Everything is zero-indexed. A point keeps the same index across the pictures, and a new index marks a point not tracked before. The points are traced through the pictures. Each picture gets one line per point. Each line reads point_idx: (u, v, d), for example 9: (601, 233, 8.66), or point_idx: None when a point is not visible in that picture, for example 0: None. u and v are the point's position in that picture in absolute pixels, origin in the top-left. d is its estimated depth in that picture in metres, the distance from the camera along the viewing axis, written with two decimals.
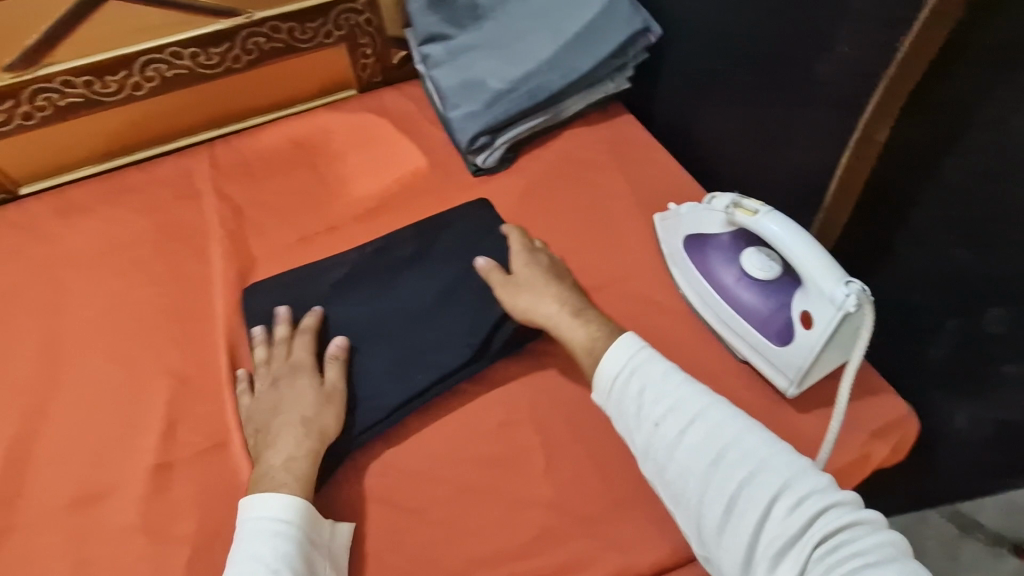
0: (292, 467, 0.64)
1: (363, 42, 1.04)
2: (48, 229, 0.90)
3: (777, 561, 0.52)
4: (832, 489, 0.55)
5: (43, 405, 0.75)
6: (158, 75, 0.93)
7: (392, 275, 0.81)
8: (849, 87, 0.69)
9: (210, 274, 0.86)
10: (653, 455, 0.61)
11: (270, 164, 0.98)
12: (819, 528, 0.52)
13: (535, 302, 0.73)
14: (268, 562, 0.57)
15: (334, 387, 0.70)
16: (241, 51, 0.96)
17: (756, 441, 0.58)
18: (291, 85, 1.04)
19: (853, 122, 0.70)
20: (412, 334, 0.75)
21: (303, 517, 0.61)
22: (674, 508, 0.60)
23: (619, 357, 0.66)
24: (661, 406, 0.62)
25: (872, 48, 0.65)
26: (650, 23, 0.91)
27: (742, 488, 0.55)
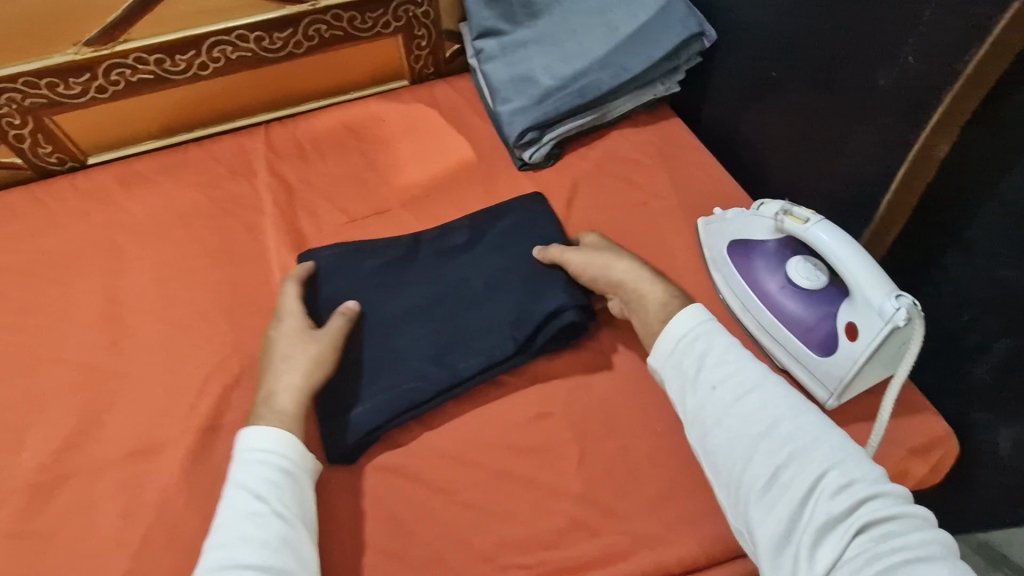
0: (276, 407, 0.67)
1: (419, 33, 1.06)
2: (113, 198, 0.94)
3: (816, 533, 0.53)
4: (881, 479, 0.55)
5: (100, 363, 0.79)
6: (224, 57, 0.96)
7: (436, 263, 0.83)
8: (909, 100, 0.68)
9: (262, 250, 0.89)
10: (703, 418, 0.62)
11: (323, 148, 1.01)
12: (864, 510, 0.53)
13: (618, 259, 0.76)
14: (258, 489, 0.60)
15: (326, 338, 0.72)
16: (302, 36, 0.99)
17: (811, 420, 0.59)
18: (347, 72, 1.07)
19: (912, 135, 0.69)
20: (455, 321, 0.77)
21: (289, 447, 0.64)
22: (715, 474, 0.61)
23: (686, 323, 0.68)
24: (720, 373, 0.63)
25: (937, 63, 0.64)
26: (706, 27, 0.91)
27: (791, 460, 0.56)
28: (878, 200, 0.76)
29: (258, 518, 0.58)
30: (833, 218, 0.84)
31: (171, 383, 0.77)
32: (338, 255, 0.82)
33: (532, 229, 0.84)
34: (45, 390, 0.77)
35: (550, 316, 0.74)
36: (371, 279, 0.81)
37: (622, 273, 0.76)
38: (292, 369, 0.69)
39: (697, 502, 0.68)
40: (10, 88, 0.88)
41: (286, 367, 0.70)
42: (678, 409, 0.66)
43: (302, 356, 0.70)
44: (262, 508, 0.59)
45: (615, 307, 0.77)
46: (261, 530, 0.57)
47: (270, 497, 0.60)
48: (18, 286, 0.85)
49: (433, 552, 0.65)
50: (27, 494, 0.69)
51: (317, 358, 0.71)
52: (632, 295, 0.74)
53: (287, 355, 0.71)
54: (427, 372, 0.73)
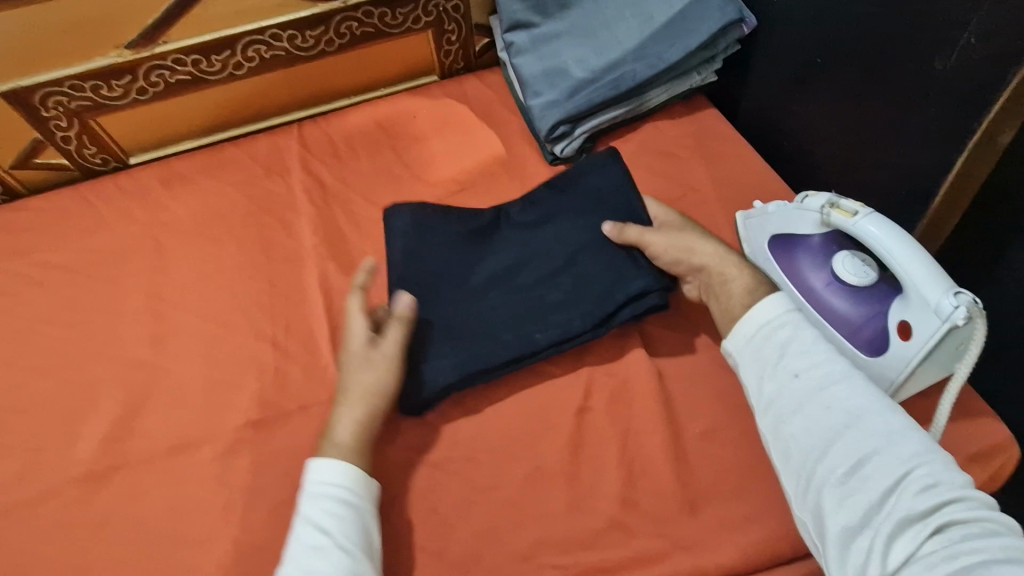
0: (334, 441, 0.66)
1: (449, 28, 1.06)
2: (154, 197, 0.97)
3: (893, 529, 0.51)
4: (969, 485, 0.53)
5: (144, 358, 0.81)
6: (258, 56, 0.98)
7: (518, 229, 0.82)
8: (970, 86, 0.64)
9: (297, 247, 0.90)
10: (779, 405, 0.61)
11: (356, 146, 1.01)
12: (947, 512, 0.51)
13: (704, 242, 0.73)
14: (319, 522, 0.61)
15: (390, 351, 0.70)
16: (334, 34, 0.99)
17: (896, 416, 0.57)
18: (378, 70, 1.07)
19: (973, 122, 0.65)
20: (531, 289, 0.77)
21: (349, 479, 0.63)
22: (785, 462, 0.59)
23: (769, 309, 0.66)
24: (803, 362, 0.62)
25: (997, 48, 0.61)
26: (745, 13, 0.88)
27: (873, 454, 0.55)
28: (932, 192, 0.72)
29: (323, 551, 0.58)
30: (882, 211, 0.80)
31: (212, 378, 0.79)
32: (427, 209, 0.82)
33: (564, 212, 0.82)
34: (93, 384, 0.79)
35: (637, 295, 0.73)
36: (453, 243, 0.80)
37: (706, 257, 0.73)
38: (357, 396, 0.68)
39: (738, 506, 0.66)
40: (57, 91, 0.91)
41: (349, 390, 0.68)
42: (750, 396, 0.65)
43: (363, 378, 0.69)
44: (325, 540, 0.59)
45: (691, 289, 0.76)
46: (326, 563, 0.57)
47: (333, 529, 0.60)
48: (66, 284, 0.88)
49: (469, 550, 0.65)
50: (78, 483, 0.72)
51: (377, 381, 0.69)
52: (715, 277, 0.72)
53: (358, 379, 0.69)
54: (503, 336, 0.73)
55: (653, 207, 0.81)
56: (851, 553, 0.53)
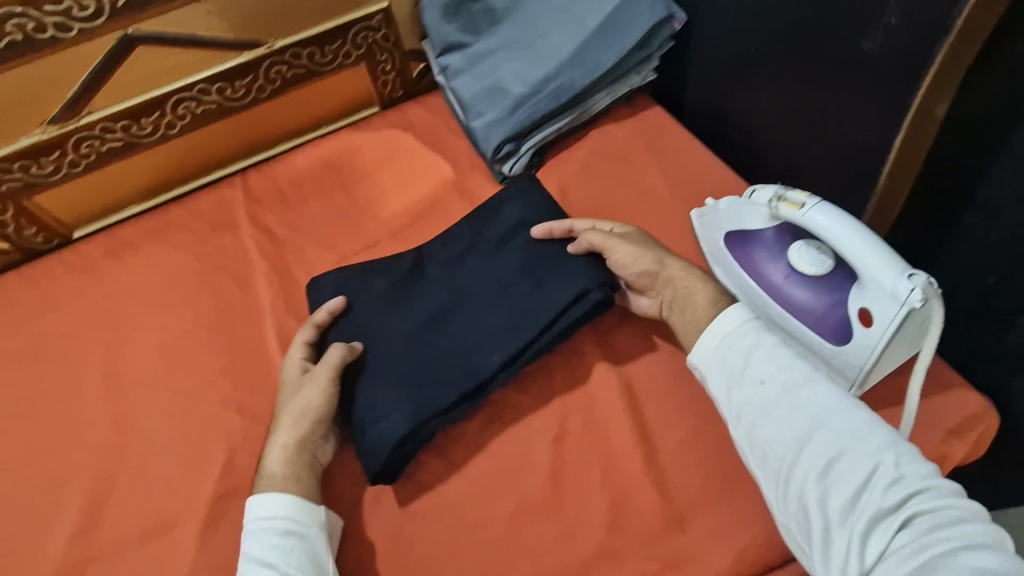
0: (266, 470, 0.67)
1: (382, 58, 1.03)
2: (103, 270, 0.94)
3: (868, 524, 0.54)
4: (934, 474, 0.56)
5: (107, 442, 0.79)
6: (189, 112, 0.94)
7: (442, 274, 0.81)
8: (898, 63, 0.64)
9: (253, 303, 0.88)
10: (750, 411, 0.63)
11: (303, 190, 0.99)
12: (915, 502, 0.54)
13: (671, 256, 0.75)
14: (262, 556, 0.61)
15: (322, 380, 0.71)
16: (264, 80, 0.96)
17: (861, 413, 0.59)
18: (316, 109, 1.04)
19: (908, 96, 0.64)
20: (466, 325, 0.75)
21: (289, 510, 0.63)
22: (762, 468, 0.61)
23: (731, 321, 0.68)
24: (768, 368, 0.64)
25: (920, 22, 0.60)
26: (674, 9, 0.87)
27: (844, 453, 0.57)
28: (880, 171, 0.70)
29: None
30: (831, 193, 0.79)
31: (179, 453, 0.77)
32: (344, 277, 0.81)
33: (515, 239, 0.81)
34: (58, 475, 0.77)
35: (576, 299, 0.73)
36: (377, 300, 0.79)
37: (674, 271, 0.74)
38: (293, 416, 0.70)
39: (726, 515, 0.65)
40: None
41: (284, 420, 0.70)
42: (722, 407, 0.66)
43: (301, 399, 0.71)
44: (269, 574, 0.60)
45: (651, 305, 0.75)
46: None
47: (278, 562, 0.61)
48: (20, 373, 0.85)
49: None
50: None
51: (312, 400, 0.70)
52: (679, 288, 0.73)
53: (297, 402, 0.71)
54: (443, 379, 0.71)
55: (607, 223, 0.80)
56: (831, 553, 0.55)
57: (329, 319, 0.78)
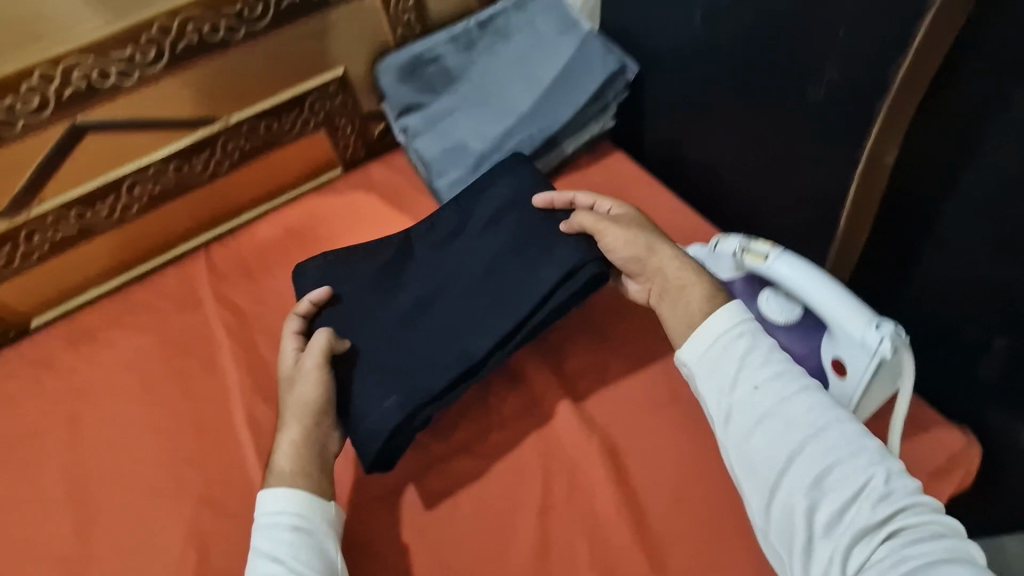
0: (274, 466, 0.68)
1: (342, 124, 1.02)
2: (61, 361, 0.90)
3: (855, 540, 0.53)
4: (915, 490, 0.56)
5: (69, 550, 0.75)
6: (145, 194, 0.92)
7: (429, 258, 0.83)
8: (847, 111, 0.64)
9: (221, 385, 0.85)
10: (743, 417, 0.61)
11: (268, 261, 0.98)
12: (901, 519, 0.53)
13: (664, 243, 0.72)
14: (272, 553, 0.62)
15: (313, 371, 0.72)
16: (221, 155, 0.94)
17: (854, 424, 0.58)
18: (278, 176, 1.02)
19: (856, 150, 0.65)
20: (455, 308, 0.76)
21: (298, 506, 0.65)
22: (749, 476, 0.60)
23: (725, 319, 0.66)
24: (762, 373, 0.62)
25: (863, 72, 0.61)
26: (626, 61, 0.90)
27: (835, 465, 0.56)
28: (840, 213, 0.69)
29: None
30: (792, 234, 0.79)
31: (147, 556, 0.73)
32: (326, 265, 0.83)
33: (505, 218, 0.81)
34: None
35: (567, 276, 0.73)
36: (364, 290, 0.80)
37: (664, 258, 0.72)
38: (293, 412, 0.71)
39: None
40: None
41: (286, 417, 0.71)
42: (710, 408, 0.64)
43: (297, 394, 0.72)
44: (279, 569, 0.61)
45: (644, 290, 0.75)
46: None
47: (287, 557, 0.62)
48: None
49: None
50: None
51: (308, 393, 0.71)
52: (670, 276, 0.71)
53: (296, 396, 0.71)
54: (436, 364, 0.73)
55: (605, 202, 0.79)
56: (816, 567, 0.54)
57: (311, 308, 0.79)
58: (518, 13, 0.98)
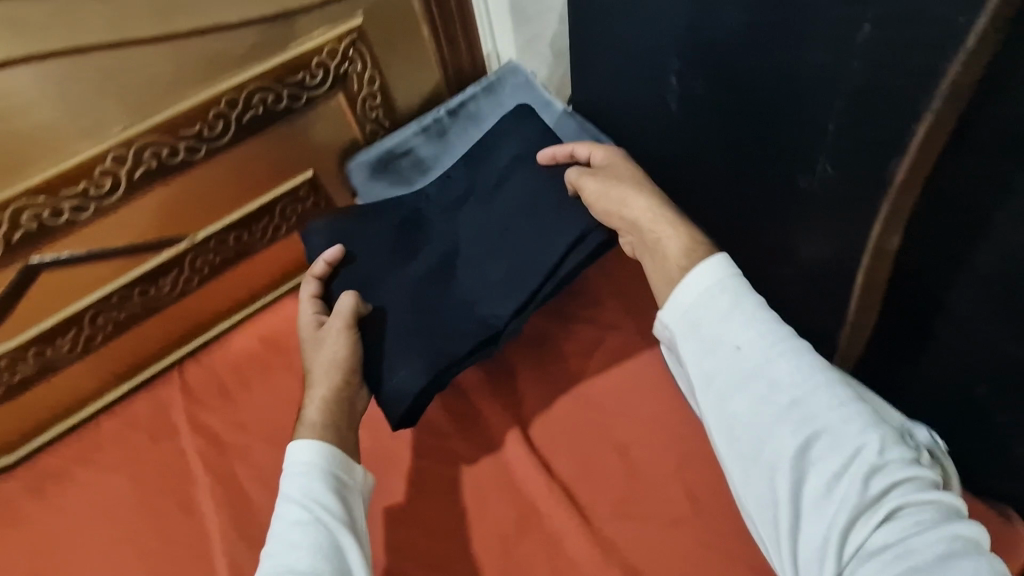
0: (306, 419, 0.74)
1: (315, 223, 0.98)
2: (27, 513, 0.84)
3: (849, 518, 0.53)
4: (907, 456, 0.56)
5: None
6: (111, 321, 0.87)
7: (440, 219, 0.87)
8: (845, 198, 0.59)
9: (203, 527, 0.79)
10: (729, 386, 0.61)
11: (245, 376, 0.92)
12: (891, 492, 0.53)
13: (635, 195, 0.74)
14: (301, 500, 0.67)
15: (342, 333, 0.77)
16: (191, 272, 0.89)
17: (843, 391, 0.58)
18: (252, 283, 0.98)
19: (858, 241, 0.61)
20: (471, 273, 0.81)
21: (327, 461, 0.70)
22: (737, 445, 0.60)
23: (707, 279, 0.65)
24: (747, 337, 0.61)
25: (857, 165, 0.57)
26: (601, 136, 0.86)
27: (823, 436, 0.56)
28: (847, 304, 0.66)
29: (306, 525, 0.65)
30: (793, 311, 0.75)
31: None
32: (333, 229, 0.86)
33: (514, 174, 0.83)
34: None
35: (578, 240, 0.77)
36: (376, 249, 0.85)
37: (638, 212, 0.74)
38: (322, 370, 0.76)
39: None
40: None
41: (315, 379, 0.77)
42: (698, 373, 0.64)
43: (324, 355, 0.77)
44: (308, 515, 0.66)
45: (628, 245, 0.78)
46: (310, 534, 0.64)
47: (315, 505, 0.67)
48: None
49: None
50: None
51: (337, 353, 0.77)
52: (645, 231, 0.73)
53: (324, 357, 0.77)
54: (457, 331, 0.79)
55: (594, 148, 0.80)
56: (807, 543, 0.55)
57: (327, 270, 0.84)
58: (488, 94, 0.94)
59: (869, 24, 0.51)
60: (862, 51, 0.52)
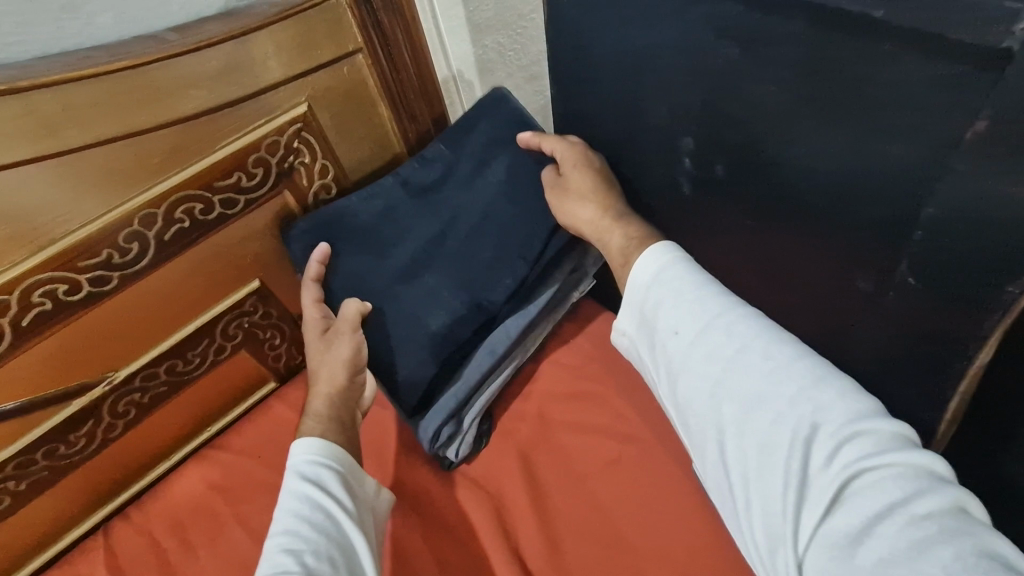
0: (310, 411, 0.69)
1: (267, 336, 0.82)
2: None
3: (796, 493, 0.43)
4: (872, 414, 0.45)
5: None
6: (9, 493, 0.68)
7: (420, 206, 0.75)
8: (928, 308, 0.48)
9: None
10: (669, 372, 0.55)
11: (187, 536, 0.75)
12: (847, 457, 0.43)
13: (581, 210, 0.66)
14: (307, 494, 0.59)
15: (351, 336, 0.69)
16: (112, 417, 0.72)
17: (782, 352, 0.49)
18: (194, 416, 0.81)
19: (956, 362, 0.48)
20: (465, 250, 0.73)
21: (338, 462, 0.63)
22: (691, 436, 0.53)
23: (645, 266, 0.58)
24: (676, 315, 0.55)
25: (948, 265, 0.45)
26: None
27: (764, 409, 0.47)
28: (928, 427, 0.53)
29: (311, 521, 0.57)
30: None
31: None
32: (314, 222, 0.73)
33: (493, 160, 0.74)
34: None
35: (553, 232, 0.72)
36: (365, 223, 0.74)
37: (590, 222, 0.66)
38: (324, 370, 0.70)
39: None
40: None
41: (319, 377, 0.70)
42: (650, 369, 0.58)
43: (328, 359, 0.70)
44: (313, 512, 0.58)
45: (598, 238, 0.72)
46: (314, 530, 0.56)
47: (322, 502, 0.59)
48: None
49: None
50: None
51: (344, 354, 0.69)
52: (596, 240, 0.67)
53: (324, 361, 0.70)
54: (450, 314, 0.71)
55: (549, 141, 0.70)
56: (763, 532, 0.45)
57: (324, 271, 0.72)
58: (457, 149, 0.77)
59: (986, 120, 0.39)
60: (969, 151, 0.40)
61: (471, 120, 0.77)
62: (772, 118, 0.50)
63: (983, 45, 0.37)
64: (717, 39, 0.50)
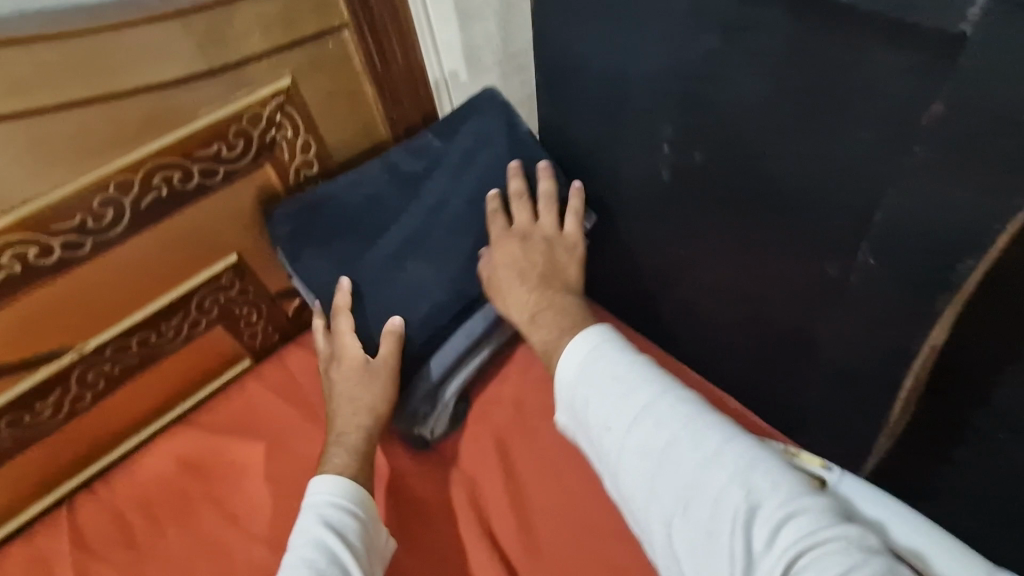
0: (334, 437, 0.69)
1: (242, 313, 0.81)
2: None
3: None
4: (798, 495, 0.46)
5: None
6: None
7: (405, 192, 0.75)
8: (892, 293, 0.50)
9: None
10: (608, 465, 0.55)
11: (154, 511, 0.74)
12: (786, 539, 0.44)
13: (512, 303, 0.68)
14: (326, 542, 0.59)
15: (386, 365, 0.70)
16: (79, 388, 0.71)
17: (709, 438, 0.51)
18: (165, 391, 0.80)
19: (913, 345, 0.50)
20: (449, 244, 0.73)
21: (361, 515, 0.63)
22: (639, 528, 0.52)
23: (579, 350, 0.59)
24: (608, 408, 0.55)
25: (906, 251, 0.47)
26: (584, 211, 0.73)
27: (700, 497, 0.48)
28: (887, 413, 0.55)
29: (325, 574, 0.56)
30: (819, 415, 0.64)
31: None
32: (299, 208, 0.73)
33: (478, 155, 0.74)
34: None
35: None
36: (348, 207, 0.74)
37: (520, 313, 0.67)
38: (346, 401, 0.70)
39: None
40: None
41: (342, 404, 0.70)
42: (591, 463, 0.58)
43: (357, 395, 0.70)
44: (329, 565, 0.57)
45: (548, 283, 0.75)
46: None
47: (338, 553, 0.58)
48: None
49: None
50: None
51: (377, 389, 0.69)
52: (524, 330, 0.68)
53: (348, 391, 0.70)
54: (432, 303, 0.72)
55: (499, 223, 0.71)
56: None
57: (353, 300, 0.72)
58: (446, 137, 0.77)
59: (941, 106, 0.41)
60: (926, 137, 0.42)
61: (462, 115, 0.77)
62: (747, 104, 0.51)
63: (940, 32, 0.39)
64: (699, 26, 0.51)
